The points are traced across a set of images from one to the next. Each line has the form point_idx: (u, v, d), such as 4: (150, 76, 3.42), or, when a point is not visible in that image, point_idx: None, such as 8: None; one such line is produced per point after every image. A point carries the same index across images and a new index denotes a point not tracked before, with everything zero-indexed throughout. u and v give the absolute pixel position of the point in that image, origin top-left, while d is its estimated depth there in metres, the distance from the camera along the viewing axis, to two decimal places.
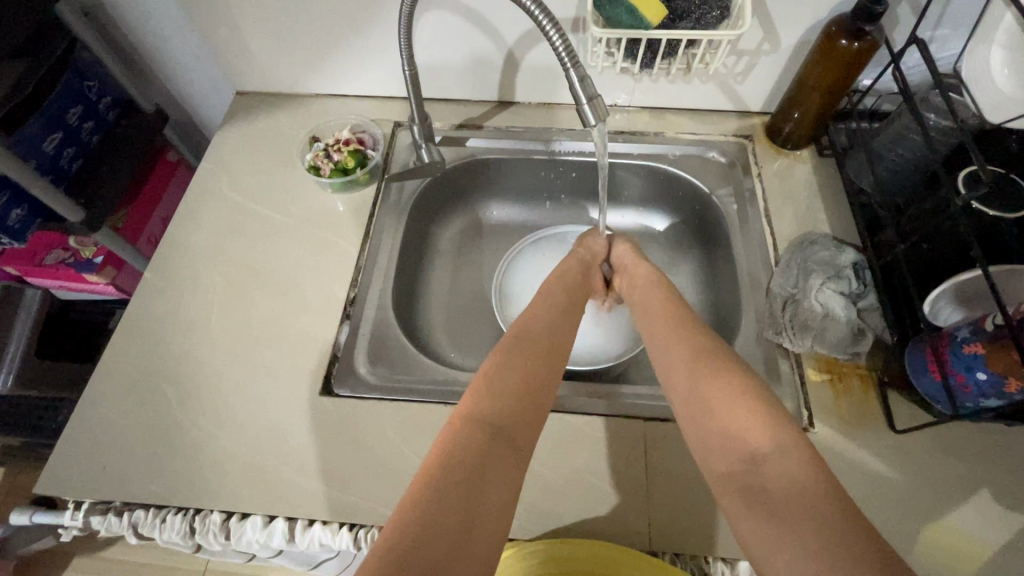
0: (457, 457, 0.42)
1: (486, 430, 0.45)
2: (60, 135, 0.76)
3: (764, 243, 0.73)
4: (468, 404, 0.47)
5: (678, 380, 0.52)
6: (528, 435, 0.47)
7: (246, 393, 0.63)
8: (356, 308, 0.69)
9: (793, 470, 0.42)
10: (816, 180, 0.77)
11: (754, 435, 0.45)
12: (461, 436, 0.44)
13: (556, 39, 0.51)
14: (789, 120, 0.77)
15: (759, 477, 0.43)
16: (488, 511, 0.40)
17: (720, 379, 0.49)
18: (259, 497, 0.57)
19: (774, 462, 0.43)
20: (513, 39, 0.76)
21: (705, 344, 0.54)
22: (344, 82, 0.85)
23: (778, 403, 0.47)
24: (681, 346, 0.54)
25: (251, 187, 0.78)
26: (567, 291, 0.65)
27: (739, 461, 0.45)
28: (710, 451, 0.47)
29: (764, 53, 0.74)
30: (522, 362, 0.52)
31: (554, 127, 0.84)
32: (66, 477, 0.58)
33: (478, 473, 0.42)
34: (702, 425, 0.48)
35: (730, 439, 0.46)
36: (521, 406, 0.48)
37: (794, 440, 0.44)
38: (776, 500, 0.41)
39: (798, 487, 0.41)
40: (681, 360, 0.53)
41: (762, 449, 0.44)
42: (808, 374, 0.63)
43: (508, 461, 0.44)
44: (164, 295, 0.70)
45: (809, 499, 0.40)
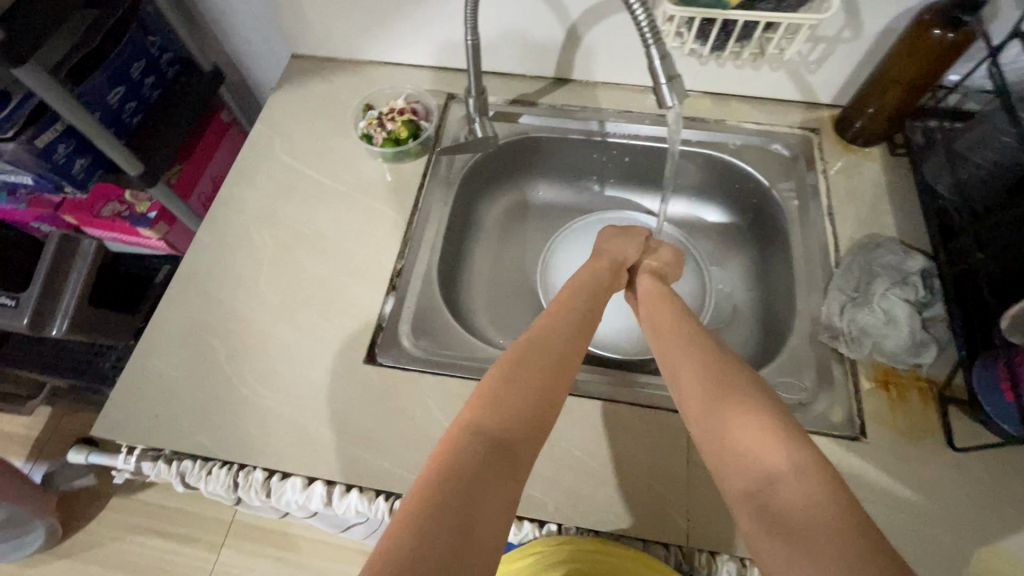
0: (451, 467, 0.41)
1: (485, 441, 0.44)
2: (124, 89, 0.77)
3: (825, 242, 0.70)
4: (466, 412, 0.46)
5: (693, 399, 0.50)
6: (526, 450, 0.45)
7: (291, 355, 0.64)
8: (402, 280, 0.68)
9: (810, 490, 0.40)
10: (884, 180, 0.74)
11: (771, 456, 0.43)
12: (460, 448, 0.43)
13: (641, 15, 0.49)
14: (862, 114, 0.73)
15: (776, 497, 0.41)
16: (483, 526, 0.38)
17: (736, 401, 0.47)
18: (301, 458, 0.58)
19: (791, 481, 0.41)
20: (578, 14, 0.73)
21: (715, 360, 0.53)
22: (400, 50, 0.84)
23: (796, 423, 0.45)
24: (692, 364, 0.53)
25: (302, 151, 0.78)
26: (587, 298, 0.62)
27: (754, 481, 0.42)
28: (727, 471, 0.45)
29: (843, 41, 0.70)
30: (531, 373, 0.50)
31: (611, 108, 0.82)
32: (121, 421, 0.60)
33: (475, 487, 0.40)
34: (714, 449, 0.46)
35: (743, 457, 0.44)
36: (524, 419, 0.47)
37: (809, 458, 0.42)
38: (795, 527, 0.38)
39: (816, 511, 0.38)
40: (690, 380, 0.51)
41: (778, 468, 0.42)
42: (863, 382, 0.60)
43: (508, 477, 0.42)
44: (216, 252, 0.71)
45: (830, 527, 0.37)
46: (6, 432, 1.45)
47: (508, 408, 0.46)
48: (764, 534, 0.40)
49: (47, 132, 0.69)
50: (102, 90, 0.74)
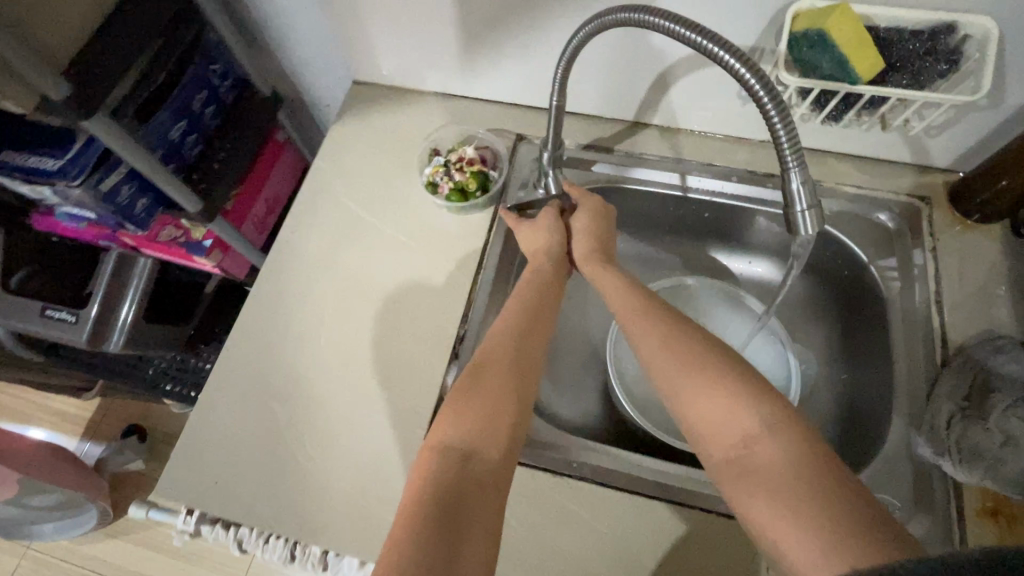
0: (430, 492, 0.43)
1: (455, 462, 0.46)
2: (185, 123, 0.74)
3: (930, 335, 0.63)
4: (436, 434, 0.48)
5: (655, 365, 0.51)
6: (501, 457, 0.47)
7: (350, 425, 0.62)
8: (465, 348, 0.65)
9: (784, 447, 0.43)
10: (1003, 265, 0.66)
11: (739, 421, 0.45)
12: (435, 466, 0.46)
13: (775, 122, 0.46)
14: (989, 189, 0.65)
15: (753, 461, 0.43)
16: (468, 544, 0.41)
17: (699, 370, 0.48)
18: (360, 539, 0.57)
19: (767, 443, 0.43)
20: (669, 61, 0.67)
21: (671, 323, 0.53)
22: (469, 85, 0.78)
23: (748, 377, 0.47)
24: (649, 331, 0.53)
25: (364, 193, 0.75)
26: (539, 296, 0.61)
27: (733, 446, 0.45)
28: (704, 443, 0.47)
29: (977, 108, 0.61)
30: (495, 381, 0.52)
31: (695, 160, 0.74)
32: (183, 482, 0.60)
33: (456, 502, 0.43)
34: (685, 420, 0.48)
35: (717, 423, 0.46)
36: (493, 427, 0.49)
37: (778, 415, 0.44)
38: (773, 481, 0.42)
39: (792, 464, 0.42)
40: (652, 348, 0.52)
41: (751, 430, 0.44)
42: (970, 507, 0.55)
43: (489, 486, 0.45)
44: (275, 303, 0.69)
45: (804, 477, 0.41)
46: (64, 413, 1.51)
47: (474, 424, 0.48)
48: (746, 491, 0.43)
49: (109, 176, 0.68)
50: (165, 126, 0.71)
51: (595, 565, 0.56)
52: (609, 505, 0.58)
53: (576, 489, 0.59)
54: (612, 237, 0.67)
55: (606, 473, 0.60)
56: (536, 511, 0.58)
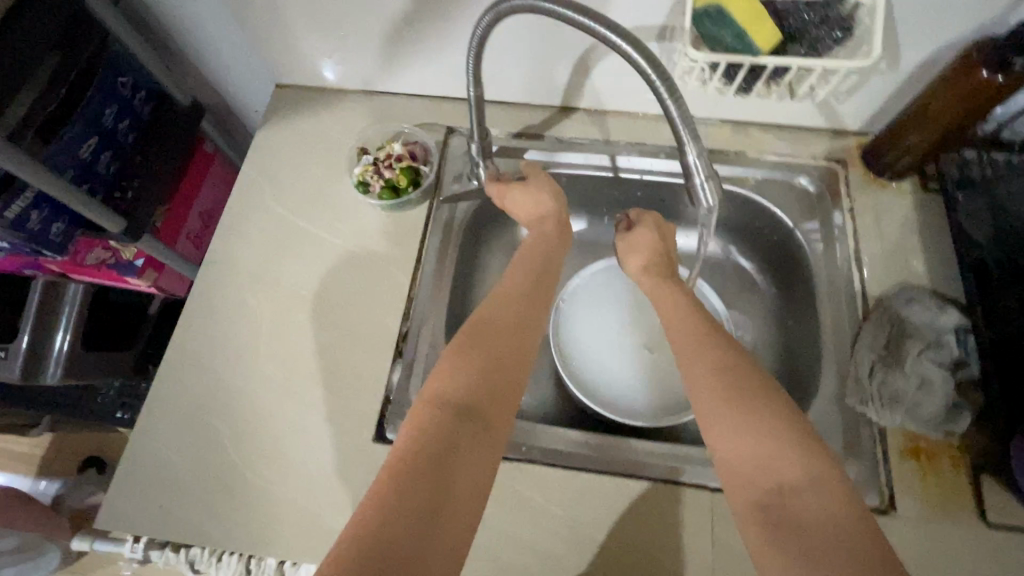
0: (427, 442, 0.43)
1: (454, 411, 0.45)
2: (96, 139, 0.71)
3: (852, 292, 0.66)
4: (434, 386, 0.47)
5: (703, 399, 0.48)
6: (499, 411, 0.47)
7: (297, 434, 0.61)
8: (408, 346, 0.65)
9: (829, 506, 0.41)
10: (915, 220, 0.69)
11: (788, 471, 0.43)
12: (431, 418, 0.45)
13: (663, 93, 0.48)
14: (896, 148, 0.68)
15: (789, 512, 0.41)
16: (460, 491, 0.41)
17: (758, 413, 0.46)
18: (315, 546, 0.57)
19: (809, 495, 0.41)
20: (587, 45, 0.67)
21: (732, 360, 0.50)
22: (393, 80, 0.77)
23: (811, 429, 0.45)
24: (712, 363, 0.50)
25: (295, 199, 0.74)
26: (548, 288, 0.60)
27: (767, 490, 0.43)
28: (739, 479, 0.44)
29: (877, 72, 0.64)
30: (493, 344, 0.51)
31: (623, 140, 0.76)
32: (127, 509, 0.59)
33: (450, 458, 0.43)
34: (726, 454, 0.45)
35: (761, 468, 0.43)
36: (490, 386, 0.48)
37: (829, 475, 0.42)
38: (808, 539, 0.40)
39: (835, 526, 0.40)
40: (709, 381, 0.49)
41: (795, 482, 0.42)
42: (893, 450, 0.58)
43: (483, 441, 0.45)
44: (211, 318, 0.67)
45: (846, 542, 0.39)
46: (12, 453, 1.44)
47: (473, 376, 0.48)
48: (769, 537, 0.41)
49: (17, 202, 0.65)
50: (72, 143, 0.68)
51: (549, 545, 0.57)
52: (560, 484, 0.60)
53: (526, 471, 0.61)
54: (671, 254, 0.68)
55: (551, 453, 0.62)
56: (489, 499, 0.59)
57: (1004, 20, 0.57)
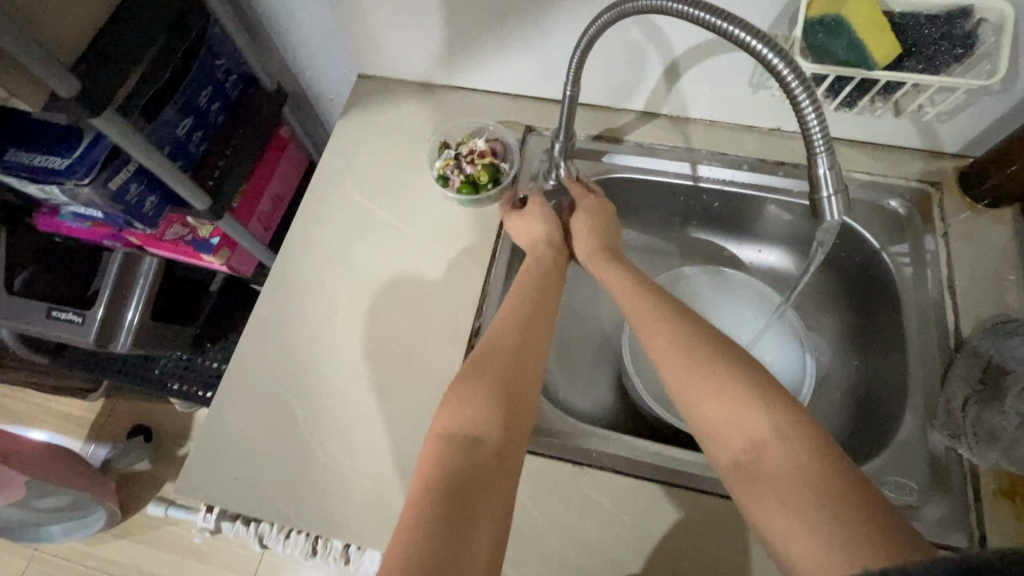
0: (446, 478, 0.43)
1: (467, 443, 0.46)
2: (191, 120, 0.74)
3: (944, 320, 0.64)
4: (443, 419, 0.48)
5: (665, 365, 0.51)
6: (513, 440, 0.48)
7: (368, 420, 0.62)
8: (480, 341, 0.65)
9: (796, 452, 0.43)
10: (1014, 249, 0.66)
11: (751, 425, 0.45)
12: (446, 454, 0.45)
13: (810, 118, 0.46)
14: (1000, 173, 0.65)
15: (763, 464, 0.44)
16: (484, 526, 0.42)
17: (713, 373, 0.48)
18: (383, 533, 0.57)
19: (776, 447, 0.44)
20: (682, 50, 0.67)
21: (683, 328, 0.52)
22: (476, 76, 0.78)
23: (763, 381, 0.48)
24: (661, 334, 0.53)
25: (373, 188, 0.75)
26: (545, 284, 0.61)
27: (741, 449, 0.45)
28: (714, 444, 0.47)
29: (989, 93, 0.61)
30: (498, 367, 0.51)
31: (705, 148, 0.75)
32: (202, 480, 0.60)
33: (465, 488, 0.43)
34: (698, 422, 0.48)
35: (729, 428, 0.46)
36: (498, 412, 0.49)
37: (791, 424, 0.45)
38: (779, 486, 0.42)
39: (803, 469, 0.42)
40: (665, 350, 0.52)
41: (762, 435, 0.45)
42: (985, 491, 0.55)
43: (497, 470, 0.45)
44: (288, 300, 0.68)
45: (813, 481, 0.42)
46: (66, 414, 1.50)
47: (482, 407, 0.48)
48: (750, 493, 0.44)
49: (120, 173, 0.68)
50: (172, 124, 0.71)
51: (615, 553, 0.56)
52: (628, 494, 0.59)
53: (595, 477, 0.60)
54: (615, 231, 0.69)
55: (623, 463, 0.60)
56: (556, 502, 0.59)
57: None
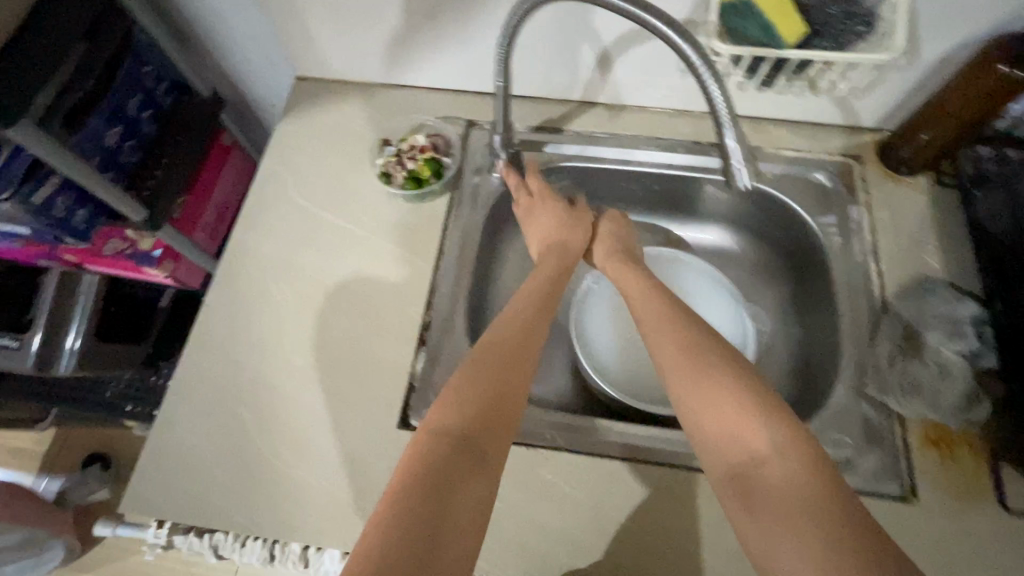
0: (422, 481, 0.42)
1: (450, 449, 0.44)
2: (121, 129, 0.72)
3: (869, 284, 0.67)
4: (428, 422, 0.47)
5: (673, 373, 0.51)
6: (497, 449, 0.46)
7: (322, 421, 0.61)
8: (431, 334, 0.65)
9: (795, 472, 0.42)
10: (931, 213, 0.70)
11: (752, 437, 0.45)
12: (426, 455, 0.44)
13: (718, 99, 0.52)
14: (913, 143, 0.69)
15: (760, 479, 0.43)
16: (456, 534, 0.40)
17: (723, 384, 0.48)
18: (341, 533, 0.57)
19: (775, 462, 0.43)
20: (611, 39, 0.68)
21: (693, 337, 0.52)
22: (414, 73, 0.78)
23: (771, 394, 0.47)
24: (674, 341, 0.52)
25: (317, 190, 0.74)
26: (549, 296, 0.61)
27: (740, 463, 0.45)
28: (711, 454, 0.47)
29: (896, 69, 0.65)
30: (491, 376, 0.50)
31: (641, 135, 0.77)
32: (151, 496, 0.59)
33: (440, 489, 0.42)
34: (700, 430, 0.48)
35: (731, 442, 0.46)
36: (483, 415, 0.48)
37: (794, 440, 0.44)
38: (776, 505, 0.41)
39: (802, 491, 0.41)
40: (676, 356, 0.51)
41: (761, 450, 0.44)
42: (912, 441, 0.59)
43: (475, 473, 0.44)
44: (234, 307, 0.67)
45: (811, 504, 0.41)
46: (15, 449, 1.43)
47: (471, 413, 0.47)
48: (745, 507, 0.43)
49: (43, 186, 0.66)
50: (98, 133, 0.69)
51: (574, 532, 0.58)
52: (583, 472, 0.60)
53: (550, 459, 0.61)
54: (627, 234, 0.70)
55: (605, 446, 0.62)
56: (513, 486, 0.60)
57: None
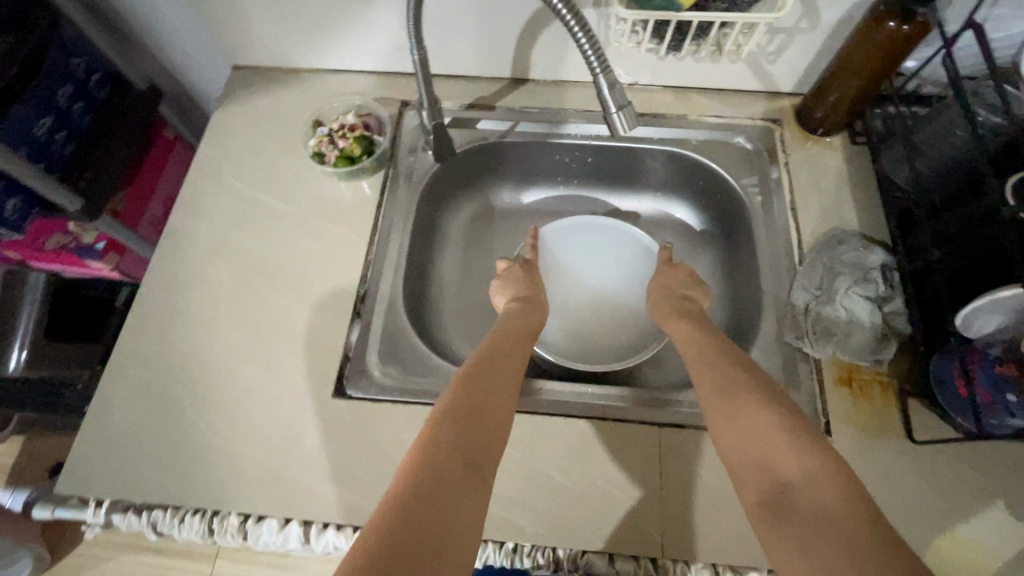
0: (427, 481, 0.44)
1: (454, 455, 0.47)
2: (51, 119, 0.73)
3: (788, 240, 0.70)
4: (431, 428, 0.49)
5: (711, 409, 0.53)
6: (491, 464, 0.49)
7: (259, 394, 0.62)
8: (367, 306, 0.67)
9: (823, 496, 0.43)
10: (845, 171, 0.73)
11: (783, 464, 0.46)
12: (430, 456, 0.46)
13: (578, 30, 0.46)
14: (823, 103, 0.72)
15: (789, 505, 0.44)
16: (456, 537, 0.41)
17: (756, 416, 0.50)
18: (278, 500, 0.58)
19: (805, 489, 0.44)
20: (529, 13, 0.70)
21: (736, 375, 0.55)
22: (346, 58, 0.80)
23: (804, 428, 0.49)
24: (711, 376, 0.56)
25: (253, 173, 0.75)
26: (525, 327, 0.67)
27: (768, 488, 0.46)
28: (743, 482, 0.48)
29: (800, 32, 0.68)
30: (490, 399, 0.53)
31: (570, 108, 0.79)
32: (88, 475, 0.60)
33: (446, 503, 0.43)
34: (733, 459, 0.49)
35: (761, 469, 0.47)
36: (484, 435, 0.50)
37: (823, 468, 0.45)
38: (803, 527, 0.42)
39: (832, 513, 0.42)
40: (712, 391, 0.54)
41: (791, 478, 0.45)
42: (828, 383, 0.62)
43: (475, 487, 0.45)
44: (171, 289, 0.68)
45: (839, 525, 0.41)
46: None
47: (473, 428, 0.50)
48: (771, 526, 0.44)
49: None
50: (28, 122, 0.71)
51: (507, 488, 0.59)
52: (515, 430, 0.62)
53: None
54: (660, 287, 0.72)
55: (537, 404, 0.64)
56: None
57: None
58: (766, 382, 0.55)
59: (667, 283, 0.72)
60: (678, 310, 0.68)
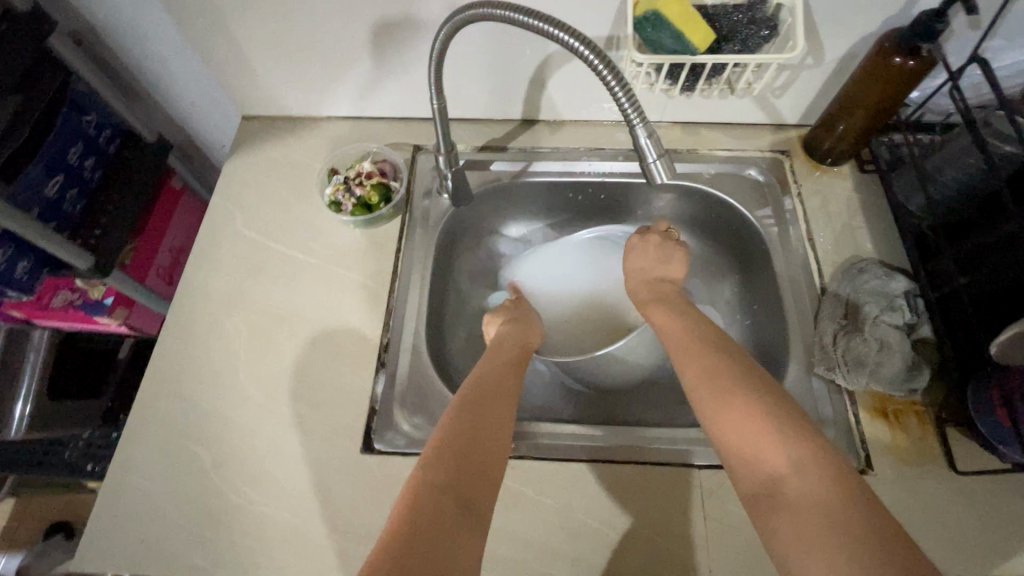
0: (419, 527, 0.40)
1: (444, 497, 0.43)
2: (62, 177, 0.72)
3: (808, 269, 0.70)
4: (424, 468, 0.46)
5: (696, 396, 0.52)
6: (486, 500, 0.46)
7: (283, 453, 0.60)
8: (390, 355, 0.66)
9: (813, 487, 0.42)
10: (858, 199, 0.74)
11: (769, 455, 0.44)
12: (421, 501, 0.42)
13: (619, 92, 0.47)
14: (831, 135, 0.73)
15: (779, 497, 0.43)
16: None
17: (740, 403, 0.48)
18: (311, 567, 0.55)
19: (795, 480, 0.43)
20: (542, 59, 0.71)
21: (721, 357, 0.54)
22: (357, 106, 0.80)
23: (784, 413, 0.47)
24: (693, 363, 0.54)
25: (269, 224, 0.75)
26: (513, 352, 0.65)
27: (759, 482, 0.44)
28: (735, 468, 0.46)
29: (806, 67, 0.70)
30: (475, 428, 0.50)
31: (585, 147, 0.80)
32: (105, 551, 0.56)
33: (439, 545, 0.39)
34: (721, 447, 0.48)
35: (750, 459, 0.45)
36: (474, 468, 0.47)
37: (810, 453, 0.44)
38: (799, 518, 0.41)
39: (822, 506, 0.40)
40: (698, 377, 0.53)
41: (780, 469, 0.44)
42: (863, 413, 0.61)
43: (472, 527, 0.42)
44: (188, 345, 0.67)
45: (832, 517, 0.39)
46: None
47: (461, 465, 0.46)
48: (767, 521, 0.42)
49: None
50: (38, 182, 0.70)
51: (546, 540, 0.57)
52: (550, 479, 0.60)
53: (519, 468, 0.61)
54: (637, 262, 0.72)
55: (558, 449, 0.62)
56: None
57: (911, 11, 0.63)
58: (750, 363, 0.53)
59: (638, 266, 0.72)
60: (653, 297, 0.67)
